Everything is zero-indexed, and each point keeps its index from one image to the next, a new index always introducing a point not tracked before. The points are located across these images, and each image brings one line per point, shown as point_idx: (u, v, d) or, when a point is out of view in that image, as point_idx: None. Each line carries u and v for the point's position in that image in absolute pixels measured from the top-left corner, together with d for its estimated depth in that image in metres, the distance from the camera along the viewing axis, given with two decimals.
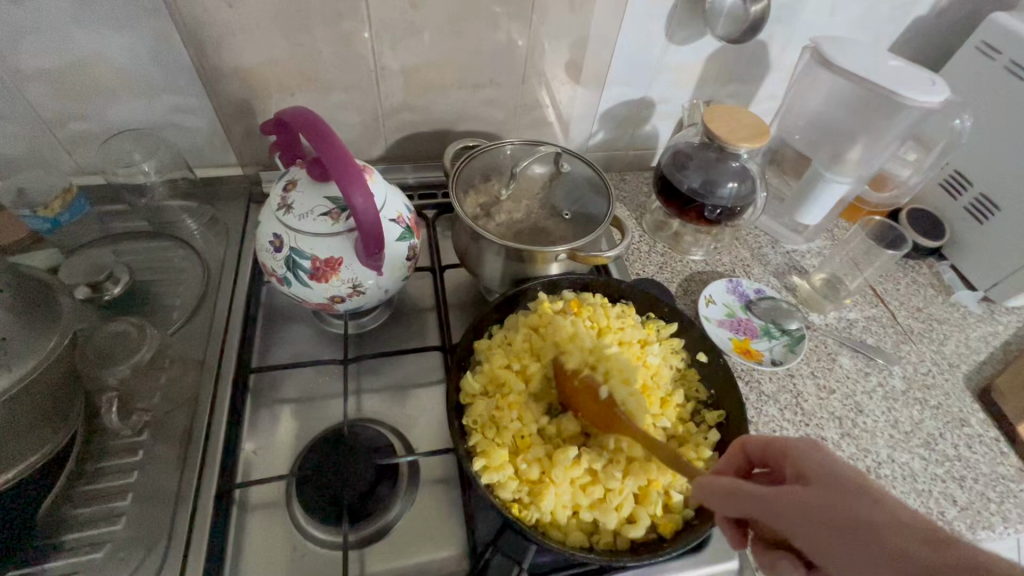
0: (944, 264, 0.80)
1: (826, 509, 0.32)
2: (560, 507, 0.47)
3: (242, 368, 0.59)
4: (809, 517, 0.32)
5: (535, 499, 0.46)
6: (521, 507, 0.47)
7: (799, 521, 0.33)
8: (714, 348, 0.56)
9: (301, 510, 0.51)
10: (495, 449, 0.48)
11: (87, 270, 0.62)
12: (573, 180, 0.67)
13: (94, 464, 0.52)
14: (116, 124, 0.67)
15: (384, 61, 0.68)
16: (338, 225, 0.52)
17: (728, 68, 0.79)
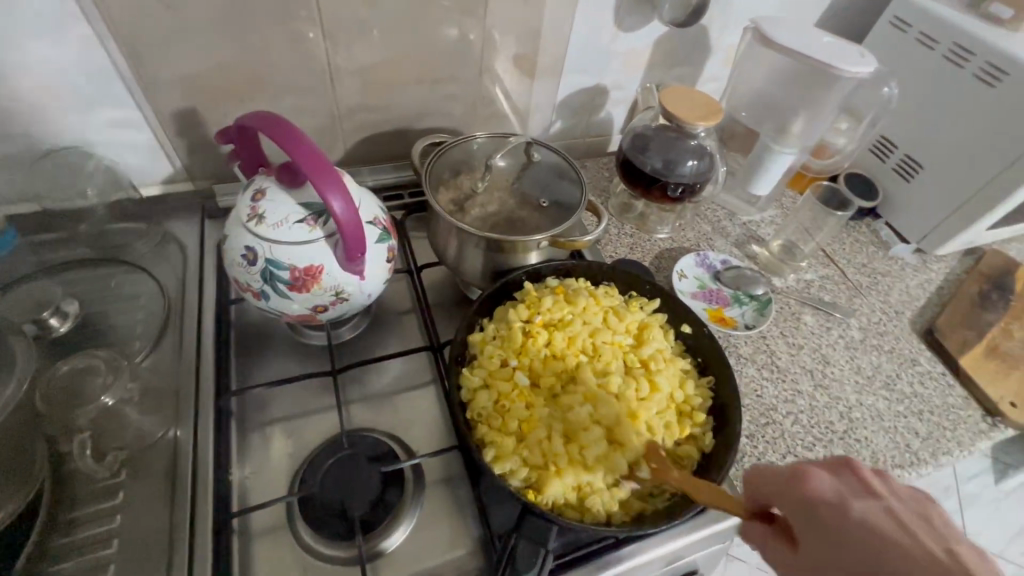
0: (879, 222, 0.87)
1: None
2: (570, 488, 0.48)
3: (222, 392, 0.56)
4: None
5: (546, 483, 0.47)
6: (535, 492, 0.48)
7: None
8: (698, 319, 0.59)
9: (307, 530, 0.49)
10: (503, 439, 0.49)
11: (31, 307, 0.58)
12: (544, 168, 0.67)
13: (67, 514, 0.47)
14: (43, 145, 0.61)
15: (338, 61, 0.66)
16: (316, 232, 0.50)
17: (674, 50, 0.82)
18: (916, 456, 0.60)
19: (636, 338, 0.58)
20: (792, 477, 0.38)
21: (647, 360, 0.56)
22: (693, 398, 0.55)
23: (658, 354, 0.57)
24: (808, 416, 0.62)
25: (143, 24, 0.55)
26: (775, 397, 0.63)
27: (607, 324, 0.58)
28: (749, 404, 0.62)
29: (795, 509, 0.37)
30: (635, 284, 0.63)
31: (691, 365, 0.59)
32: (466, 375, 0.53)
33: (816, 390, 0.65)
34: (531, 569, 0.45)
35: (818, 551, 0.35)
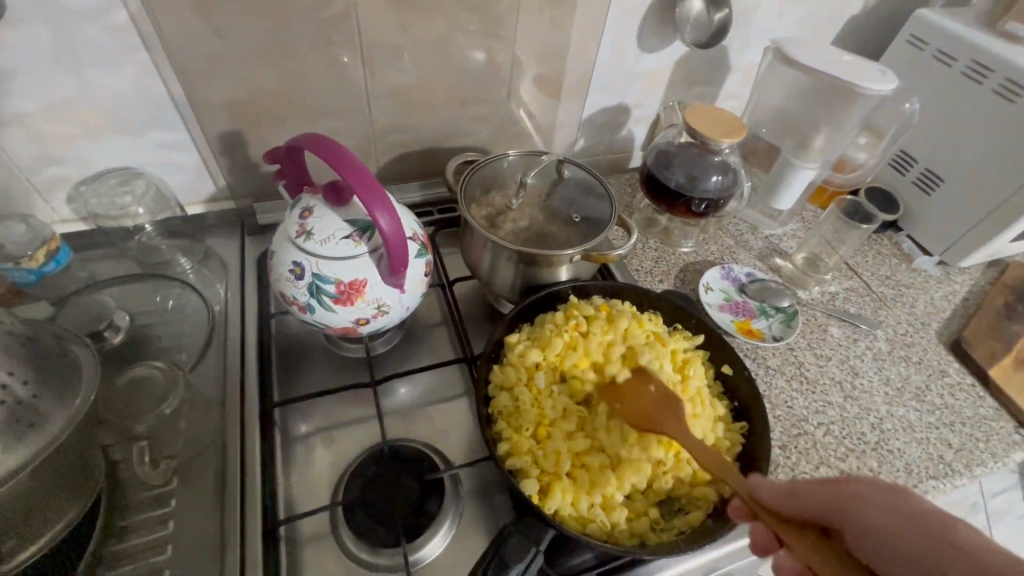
0: (901, 235, 0.88)
1: (880, 510, 0.37)
2: (573, 501, 0.47)
3: (267, 403, 0.57)
4: (872, 505, 0.37)
5: (551, 489, 0.47)
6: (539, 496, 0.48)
7: (849, 509, 0.38)
8: (738, 359, 0.57)
9: (351, 538, 0.50)
10: (519, 438, 0.50)
11: (85, 320, 0.60)
12: (573, 185, 0.69)
13: (122, 520, 0.48)
14: (100, 167, 0.64)
15: (375, 84, 0.69)
16: (361, 247, 0.52)
17: (693, 70, 0.85)
18: (950, 468, 0.60)
19: (677, 371, 0.56)
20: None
21: (684, 395, 0.54)
22: (722, 441, 0.52)
23: (694, 392, 0.54)
24: (840, 426, 0.62)
25: (197, 53, 0.58)
26: (806, 409, 0.64)
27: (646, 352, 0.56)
28: (780, 414, 0.63)
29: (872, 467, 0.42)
30: (672, 311, 0.62)
31: (727, 408, 0.56)
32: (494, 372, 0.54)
33: (846, 402, 0.65)
34: (519, 563, 0.42)
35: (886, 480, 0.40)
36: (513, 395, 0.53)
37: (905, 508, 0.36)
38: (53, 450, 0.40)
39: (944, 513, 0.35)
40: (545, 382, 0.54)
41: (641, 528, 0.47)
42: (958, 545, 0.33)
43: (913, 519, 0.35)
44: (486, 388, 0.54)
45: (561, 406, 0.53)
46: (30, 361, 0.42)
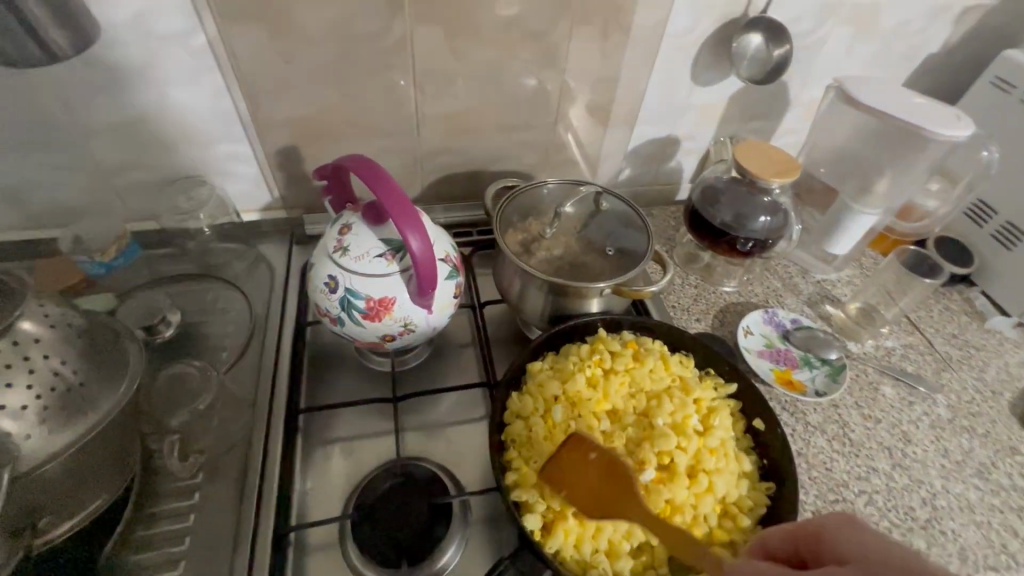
0: (974, 290, 0.80)
1: None
2: (576, 543, 0.46)
3: (292, 409, 0.59)
4: None
5: (556, 527, 0.46)
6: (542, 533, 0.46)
7: None
8: (772, 415, 0.53)
9: (357, 553, 0.50)
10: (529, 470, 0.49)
11: (142, 313, 0.65)
12: (611, 217, 0.68)
13: (149, 507, 0.51)
14: (171, 174, 0.69)
15: (426, 108, 0.71)
16: (393, 266, 0.54)
17: (750, 104, 0.82)
18: (1014, 560, 0.54)
19: (702, 420, 0.53)
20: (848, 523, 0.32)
21: (709, 448, 0.50)
22: (744, 500, 0.49)
23: (720, 444, 0.51)
24: (885, 497, 0.57)
25: (265, 75, 0.62)
26: (846, 473, 0.59)
27: (669, 396, 0.53)
28: (817, 476, 0.58)
29: (837, 529, 0.32)
30: (706, 354, 0.59)
31: (754, 466, 0.52)
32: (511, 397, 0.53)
33: (895, 471, 0.60)
34: None
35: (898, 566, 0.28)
36: (527, 424, 0.52)
37: None
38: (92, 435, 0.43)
39: None
40: (562, 416, 0.52)
41: None
42: None
43: None
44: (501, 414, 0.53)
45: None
46: (86, 352, 0.45)
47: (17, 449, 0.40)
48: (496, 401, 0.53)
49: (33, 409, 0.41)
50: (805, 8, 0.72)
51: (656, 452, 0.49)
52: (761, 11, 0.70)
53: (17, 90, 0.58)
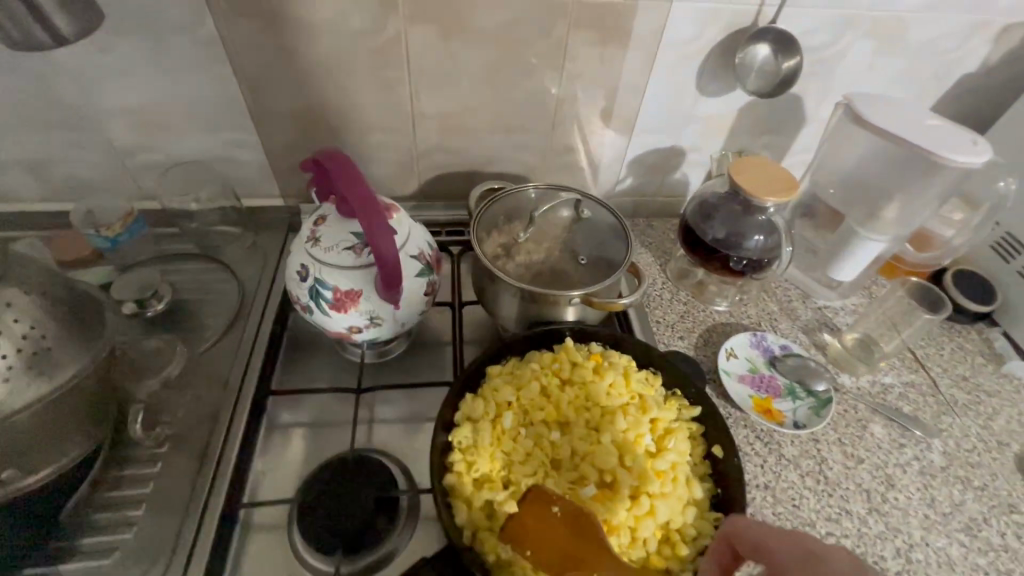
0: (995, 330, 0.74)
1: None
2: (506, 554, 0.45)
3: (262, 390, 0.61)
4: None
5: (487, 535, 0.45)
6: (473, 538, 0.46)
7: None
8: (732, 444, 0.51)
9: (300, 537, 0.51)
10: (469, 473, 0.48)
11: (135, 287, 0.67)
12: (594, 226, 0.66)
13: (117, 471, 0.54)
14: (177, 157, 0.73)
15: (422, 106, 0.72)
16: (360, 259, 0.55)
17: (760, 119, 0.79)
18: None
19: (656, 441, 0.52)
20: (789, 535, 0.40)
21: (656, 470, 0.49)
22: (688, 528, 0.48)
23: (670, 467, 0.50)
24: (853, 543, 0.54)
25: (265, 66, 0.65)
26: (814, 513, 0.56)
27: (623, 413, 0.52)
28: (781, 513, 0.55)
29: None
30: (674, 374, 0.57)
31: (706, 495, 0.51)
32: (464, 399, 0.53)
33: (870, 516, 0.56)
34: None
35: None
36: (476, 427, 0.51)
37: None
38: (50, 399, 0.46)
39: None
40: (511, 423, 0.52)
41: None
42: None
43: None
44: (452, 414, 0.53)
45: (524, 451, 0.50)
46: (56, 320, 0.47)
47: None
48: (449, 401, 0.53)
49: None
50: (821, 20, 0.68)
51: (598, 469, 0.49)
52: (770, 21, 0.67)
53: (37, 72, 0.62)
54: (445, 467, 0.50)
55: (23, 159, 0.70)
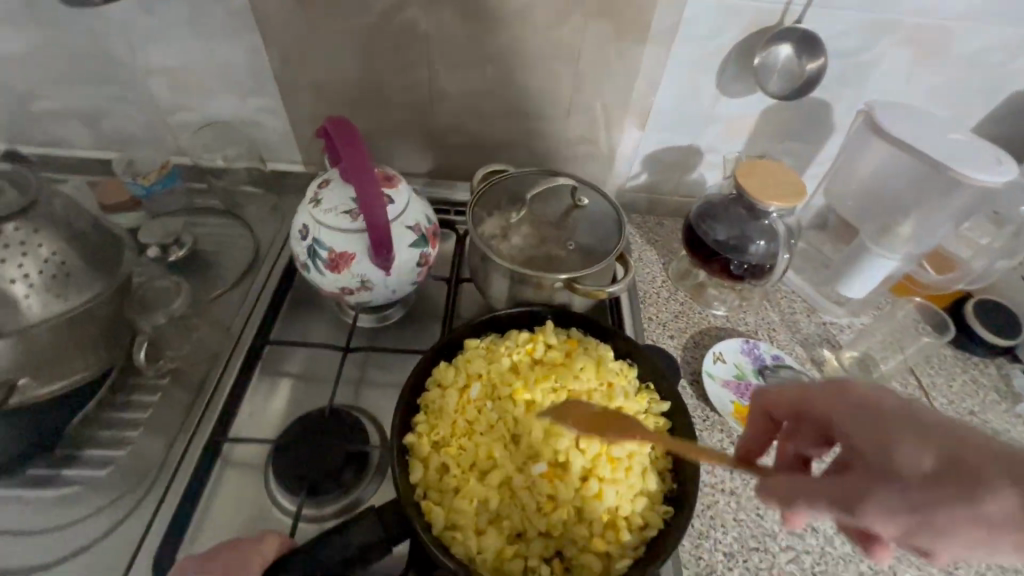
0: (1016, 367, 0.70)
1: (863, 407, 0.38)
2: (452, 515, 0.47)
3: (260, 339, 0.65)
4: (857, 409, 0.38)
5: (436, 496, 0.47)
6: (423, 497, 0.48)
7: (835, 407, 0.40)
8: (694, 441, 0.51)
9: (272, 477, 0.55)
10: (428, 436, 0.51)
11: (162, 233, 0.74)
12: (590, 215, 0.67)
13: (122, 395, 0.60)
14: (211, 118, 0.79)
15: (438, 86, 0.74)
16: (355, 224, 0.58)
17: (782, 124, 0.77)
18: None
19: None
20: (826, 388, 0.41)
21: (611, 457, 0.50)
22: (634, 516, 0.48)
23: (627, 456, 0.50)
24: (814, 560, 0.52)
25: (293, 37, 0.69)
26: (778, 524, 0.54)
27: (588, 398, 0.53)
28: (744, 519, 0.54)
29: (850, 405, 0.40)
30: (649, 367, 0.57)
31: (660, 488, 0.51)
32: (437, 367, 0.55)
33: (837, 536, 0.54)
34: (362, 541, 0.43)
35: (898, 410, 0.36)
36: (443, 394, 0.54)
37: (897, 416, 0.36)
38: (62, 320, 0.51)
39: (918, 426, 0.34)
40: (477, 395, 0.53)
41: (511, 567, 0.45)
42: (917, 434, 0.34)
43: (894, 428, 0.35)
44: (424, 380, 0.55)
45: (486, 422, 0.52)
46: (78, 249, 0.52)
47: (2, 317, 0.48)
48: (422, 367, 0.56)
49: (19, 287, 0.49)
50: (853, 24, 0.65)
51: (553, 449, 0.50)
52: (796, 21, 0.65)
53: (93, 30, 0.68)
54: (409, 426, 0.52)
55: (80, 109, 0.77)
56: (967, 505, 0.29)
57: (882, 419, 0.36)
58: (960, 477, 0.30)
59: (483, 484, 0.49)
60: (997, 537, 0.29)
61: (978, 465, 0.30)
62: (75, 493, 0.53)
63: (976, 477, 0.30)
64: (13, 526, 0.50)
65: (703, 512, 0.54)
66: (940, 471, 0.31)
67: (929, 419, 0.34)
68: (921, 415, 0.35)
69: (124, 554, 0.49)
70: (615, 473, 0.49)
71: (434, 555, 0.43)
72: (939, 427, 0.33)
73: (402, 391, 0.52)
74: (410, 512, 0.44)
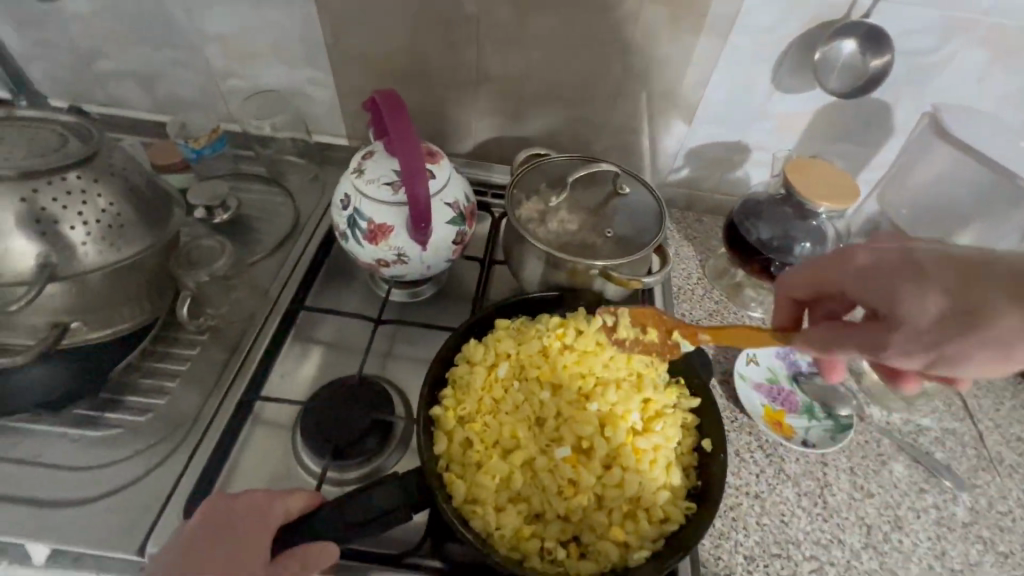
0: None
1: (868, 270, 0.43)
2: (473, 489, 0.47)
3: (296, 304, 0.67)
4: (863, 272, 0.44)
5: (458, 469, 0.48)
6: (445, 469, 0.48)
7: (844, 272, 0.46)
8: (722, 440, 0.50)
9: (299, 437, 0.56)
10: (454, 410, 0.51)
11: (208, 194, 0.75)
12: (630, 204, 0.66)
13: (163, 347, 0.62)
14: (261, 86, 0.80)
15: (485, 66, 0.74)
16: (396, 196, 0.58)
17: (837, 124, 0.73)
18: None
19: (644, 421, 0.52)
20: (831, 259, 0.47)
21: (636, 446, 0.49)
22: (656, 509, 0.47)
23: (652, 448, 0.49)
24: (838, 572, 0.51)
25: (346, 9, 0.69)
26: (803, 532, 0.53)
27: (617, 387, 0.53)
28: (767, 524, 0.53)
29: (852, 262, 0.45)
30: (681, 362, 0.56)
31: (684, 484, 0.50)
32: (467, 344, 0.56)
33: (865, 551, 0.52)
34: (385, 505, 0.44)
35: (897, 260, 0.42)
36: (471, 369, 0.54)
37: (899, 270, 0.41)
38: (113, 269, 0.52)
39: (921, 274, 0.40)
40: (505, 374, 0.53)
41: (528, 545, 0.45)
42: (921, 279, 0.40)
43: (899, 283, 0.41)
44: (453, 355, 0.55)
45: (512, 402, 0.52)
46: (133, 202, 0.54)
47: (59, 260, 0.49)
48: (452, 343, 0.56)
49: (78, 233, 0.50)
50: (924, 20, 0.62)
51: (578, 433, 0.50)
52: (863, 15, 0.63)
53: None
54: (435, 400, 0.52)
55: (139, 70, 0.80)
56: (971, 335, 0.37)
57: (890, 275, 0.42)
58: (962, 313, 0.37)
59: (506, 462, 0.49)
60: (996, 348, 0.37)
61: (982, 301, 0.37)
62: (116, 436, 0.55)
63: (979, 310, 0.37)
64: (57, 462, 0.53)
65: (726, 513, 0.53)
66: (954, 310, 0.38)
67: (926, 262, 0.40)
68: (926, 257, 0.40)
69: (158, 497, 0.51)
70: (640, 462, 0.49)
71: (454, 527, 0.43)
72: (937, 267, 0.39)
73: (431, 364, 0.52)
74: (432, 481, 0.45)
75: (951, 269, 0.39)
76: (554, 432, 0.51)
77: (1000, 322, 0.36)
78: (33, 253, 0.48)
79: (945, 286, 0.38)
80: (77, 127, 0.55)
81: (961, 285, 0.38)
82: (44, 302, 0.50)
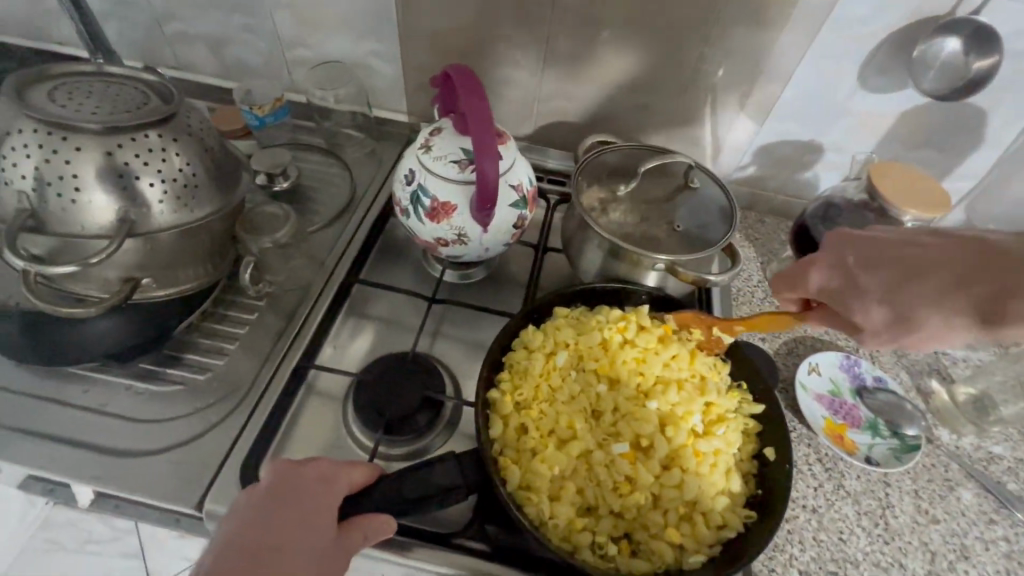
0: None
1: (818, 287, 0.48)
2: (527, 476, 0.47)
3: (352, 277, 0.67)
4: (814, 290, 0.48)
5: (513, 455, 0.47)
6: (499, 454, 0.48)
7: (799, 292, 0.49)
8: (787, 450, 0.48)
9: (351, 409, 0.56)
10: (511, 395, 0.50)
11: (270, 161, 0.75)
12: (699, 198, 0.63)
13: (223, 309, 0.63)
14: (326, 56, 0.80)
15: (554, 47, 0.72)
16: (462, 175, 0.57)
17: (924, 128, 0.69)
18: None
19: (704, 424, 0.50)
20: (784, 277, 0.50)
21: (697, 450, 0.48)
22: (714, 514, 0.46)
23: (713, 452, 0.48)
24: None
25: None
26: (861, 552, 0.51)
27: (678, 387, 0.51)
28: (824, 539, 0.51)
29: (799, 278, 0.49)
30: (745, 366, 0.54)
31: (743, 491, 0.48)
32: (525, 330, 0.55)
33: None
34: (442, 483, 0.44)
35: (840, 276, 0.46)
36: (529, 355, 0.53)
37: (844, 289, 0.46)
38: (185, 230, 0.53)
39: (863, 292, 0.45)
40: (563, 362, 0.52)
41: (580, 538, 0.44)
42: (861, 296, 0.45)
43: (847, 299, 0.46)
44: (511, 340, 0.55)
45: (569, 392, 0.51)
46: (206, 164, 0.55)
47: (136, 217, 0.50)
48: (510, 328, 0.55)
49: (155, 192, 0.51)
50: None
51: (636, 430, 0.49)
52: (971, 12, 0.59)
53: None
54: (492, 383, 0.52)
55: (209, 34, 0.80)
56: (911, 335, 0.43)
57: (839, 293, 0.46)
58: (900, 320, 0.43)
59: (561, 452, 0.48)
60: (937, 340, 0.43)
61: (913, 310, 0.42)
62: (176, 393, 0.56)
63: (910, 316, 0.43)
64: (120, 411, 0.54)
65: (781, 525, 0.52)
66: (895, 321, 0.44)
67: (861, 279, 0.45)
68: (859, 269, 0.45)
69: (216, 454, 0.53)
70: (699, 466, 0.47)
71: (511, 513, 0.43)
72: (871, 286, 0.44)
73: (491, 347, 0.51)
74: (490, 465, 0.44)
75: (887, 283, 0.44)
76: (611, 427, 0.50)
77: (940, 326, 0.42)
78: (113, 209, 0.49)
79: (883, 300, 0.44)
80: (158, 86, 0.55)
81: (892, 293, 0.43)
82: (119, 257, 0.51)
